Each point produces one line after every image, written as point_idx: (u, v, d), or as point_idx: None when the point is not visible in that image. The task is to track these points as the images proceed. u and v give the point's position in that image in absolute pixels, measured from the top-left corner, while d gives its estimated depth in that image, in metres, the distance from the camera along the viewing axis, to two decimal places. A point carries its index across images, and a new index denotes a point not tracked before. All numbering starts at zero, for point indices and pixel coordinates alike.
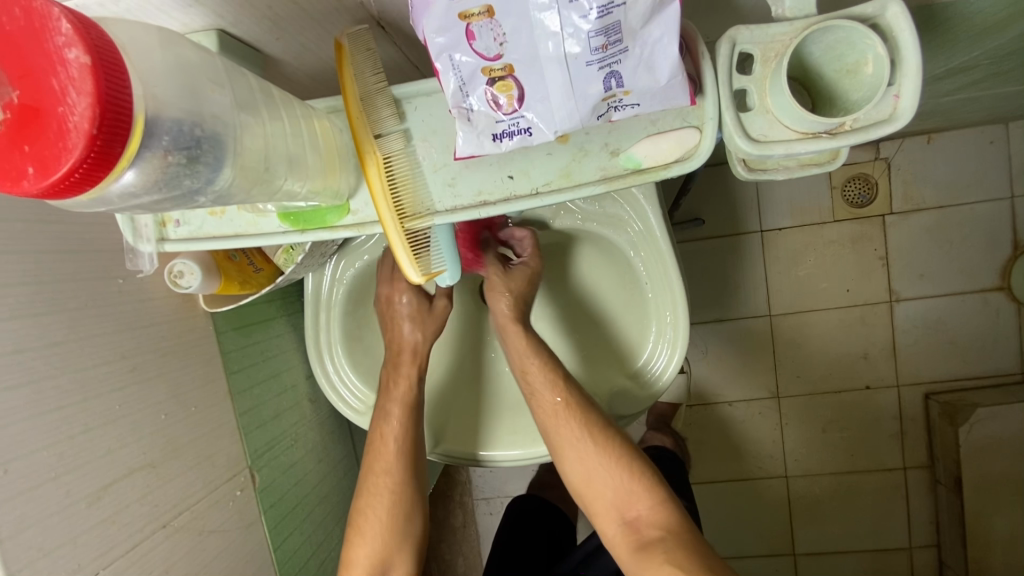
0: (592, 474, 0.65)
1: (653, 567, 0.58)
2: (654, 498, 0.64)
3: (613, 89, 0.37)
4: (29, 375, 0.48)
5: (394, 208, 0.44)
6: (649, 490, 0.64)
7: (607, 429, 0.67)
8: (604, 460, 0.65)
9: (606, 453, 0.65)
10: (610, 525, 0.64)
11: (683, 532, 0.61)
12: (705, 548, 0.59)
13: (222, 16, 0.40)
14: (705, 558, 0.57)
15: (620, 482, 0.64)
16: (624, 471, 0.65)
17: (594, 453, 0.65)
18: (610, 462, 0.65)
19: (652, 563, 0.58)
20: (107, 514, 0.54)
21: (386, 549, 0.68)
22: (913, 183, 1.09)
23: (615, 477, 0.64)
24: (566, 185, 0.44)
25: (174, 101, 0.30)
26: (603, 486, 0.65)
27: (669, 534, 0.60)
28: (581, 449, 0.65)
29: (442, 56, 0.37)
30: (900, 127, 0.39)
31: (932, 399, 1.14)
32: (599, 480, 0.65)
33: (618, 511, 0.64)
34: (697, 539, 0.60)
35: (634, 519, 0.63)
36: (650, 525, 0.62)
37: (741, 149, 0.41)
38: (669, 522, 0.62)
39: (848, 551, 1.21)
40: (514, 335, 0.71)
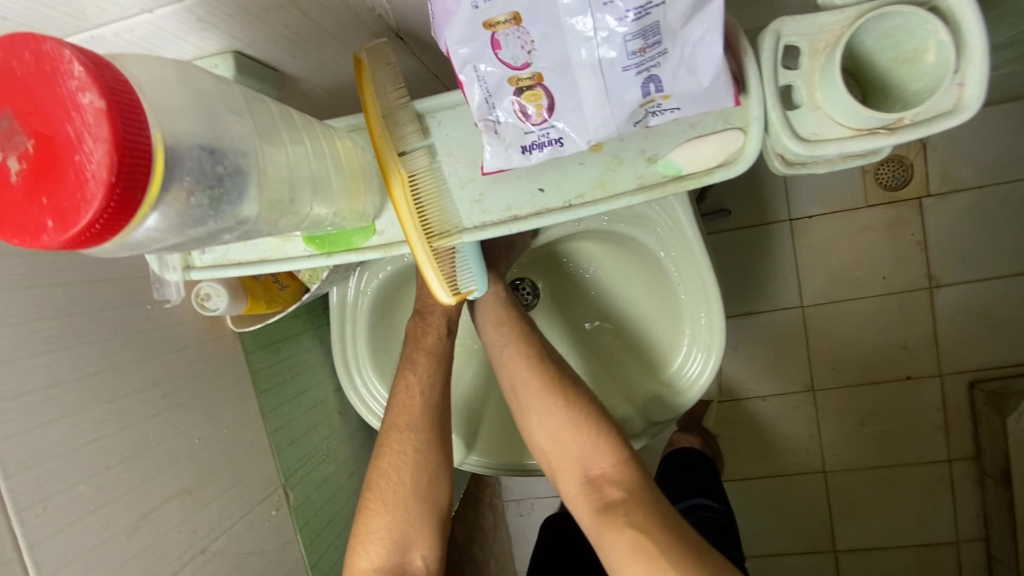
0: (557, 434, 0.65)
1: (611, 527, 0.57)
2: (619, 458, 0.63)
3: (652, 95, 0.35)
4: (66, 409, 0.48)
5: (421, 227, 0.42)
6: (614, 451, 0.63)
7: (571, 389, 0.66)
8: (571, 420, 0.64)
9: (571, 412, 0.65)
10: (571, 484, 0.64)
11: (646, 493, 0.60)
12: (666, 511, 0.58)
13: (237, 37, 0.39)
14: (662, 520, 0.56)
15: (585, 440, 0.64)
16: (590, 431, 0.64)
17: (561, 412, 0.65)
18: (576, 421, 0.64)
19: (611, 521, 0.58)
20: (147, 544, 0.54)
21: (399, 538, 0.66)
22: (951, 162, 1.03)
23: (581, 436, 0.64)
24: (602, 196, 0.41)
25: (196, 138, 0.29)
26: (568, 445, 0.64)
27: (630, 493, 0.59)
28: (547, 409, 0.65)
29: (466, 68, 0.35)
30: (967, 119, 0.36)
31: (977, 387, 1.08)
32: (564, 440, 0.64)
33: (581, 469, 0.63)
34: (658, 500, 0.59)
35: (597, 479, 0.62)
36: (613, 484, 0.61)
37: (790, 150, 0.39)
38: (632, 482, 0.61)
39: (892, 547, 1.16)
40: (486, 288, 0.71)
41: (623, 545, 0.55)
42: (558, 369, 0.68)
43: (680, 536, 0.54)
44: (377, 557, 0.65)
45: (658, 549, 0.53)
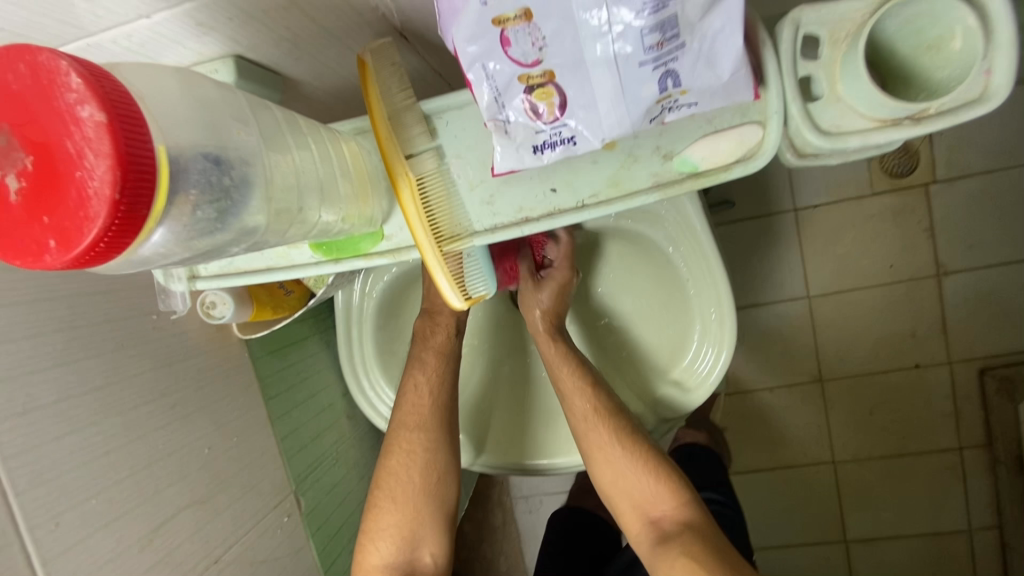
0: (617, 471, 0.64)
1: (670, 564, 0.56)
2: (680, 499, 0.62)
3: (669, 90, 0.33)
4: (75, 423, 0.48)
5: (431, 232, 0.41)
6: (675, 491, 0.62)
7: (632, 427, 0.66)
8: (631, 463, 0.64)
9: (631, 450, 0.64)
10: (633, 522, 0.63)
11: (709, 533, 0.58)
12: (729, 551, 0.57)
13: (238, 40, 0.38)
14: (725, 558, 0.55)
15: (645, 480, 0.63)
16: (650, 471, 0.63)
17: (622, 451, 0.64)
18: (636, 459, 0.64)
19: (669, 558, 0.57)
20: (161, 556, 0.53)
21: (410, 536, 0.66)
22: (958, 148, 1.02)
23: (642, 476, 0.63)
24: (616, 195, 0.40)
25: (200, 148, 0.27)
26: (628, 483, 0.64)
27: (692, 531, 0.58)
28: (608, 448, 0.65)
29: (475, 67, 0.34)
30: (994, 107, 0.34)
31: (987, 374, 1.07)
32: (625, 478, 0.64)
33: (641, 508, 0.63)
34: (721, 540, 0.58)
35: (659, 518, 0.62)
36: (674, 524, 0.60)
37: (810, 143, 0.38)
38: (694, 522, 0.60)
39: (903, 537, 1.15)
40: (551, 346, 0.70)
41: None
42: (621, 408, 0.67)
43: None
44: (387, 554, 0.65)
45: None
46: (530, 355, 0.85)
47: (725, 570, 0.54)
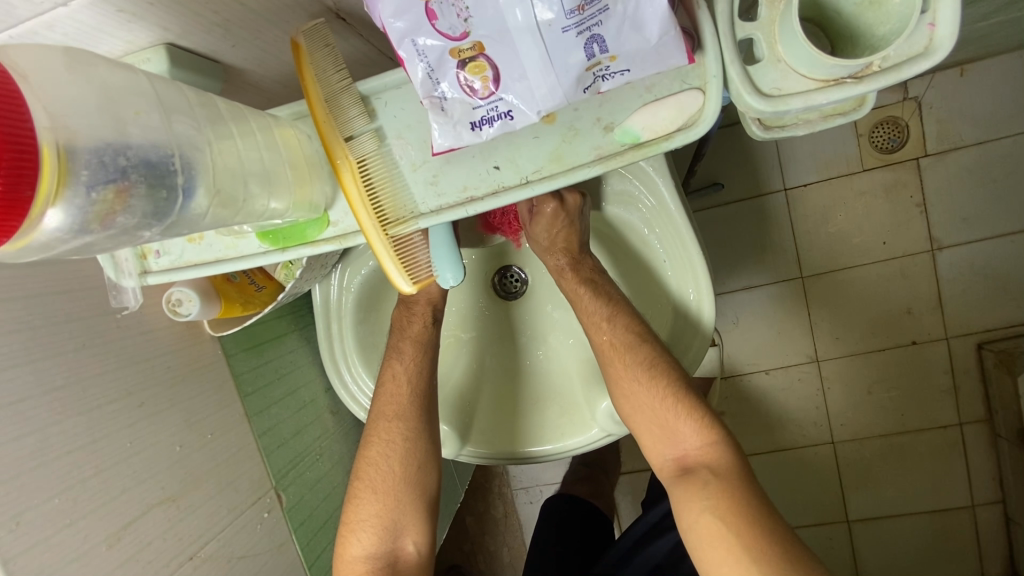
0: (642, 407, 0.63)
1: (691, 505, 0.57)
2: (706, 436, 0.60)
3: (597, 56, 0.33)
4: (35, 423, 0.47)
5: (374, 215, 0.40)
6: (700, 430, 0.61)
7: (660, 356, 0.63)
8: (655, 400, 0.62)
9: (657, 384, 0.62)
10: (658, 455, 0.63)
11: (735, 474, 0.57)
12: (753, 493, 0.56)
13: (167, 27, 0.37)
14: (746, 504, 0.54)
15: (671, 414, 0.62)
16: (676, 406, 0.62)
17: (648, 386, 0.62)
18: (663, 394, 0.62)
19: (690, 497, 0.57)
20: (130, 554, 0.53)
21: (391, 521, 0.65)
22: (948, 120, 1.00)
23: (668, 412, 0.62)
24: (559, 170, 0.39)
25: (88, 128, 0.27)
26: (655, 419, 0.63)
27: (716, 472, 0.57)
28: (633, 382, 0.63)
29: (404, 43, 0.33)
30: (939, 60, 0.33)
31: (986, 348, 1.06)
32: (650, 415, 0.63)
33: (668, 443, 0.62)
34: (745, 480, 0.56)
35: (683, 455, 0.61)
36: (698, 463, 0.59)
37: (753, 108, 0.37)
38: (720, 461, 0.58)
39: (905, 515, 1.14)
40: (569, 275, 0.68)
41: (702, 525, 0.55)
42: (646, 333, 0.65)
43: (763, 524, 0.53)
44: (368, 544, 0.64)
45: (739, 541, 0.52)
46: (516, 344, 0.85)
47: (745, 518, 0.53)
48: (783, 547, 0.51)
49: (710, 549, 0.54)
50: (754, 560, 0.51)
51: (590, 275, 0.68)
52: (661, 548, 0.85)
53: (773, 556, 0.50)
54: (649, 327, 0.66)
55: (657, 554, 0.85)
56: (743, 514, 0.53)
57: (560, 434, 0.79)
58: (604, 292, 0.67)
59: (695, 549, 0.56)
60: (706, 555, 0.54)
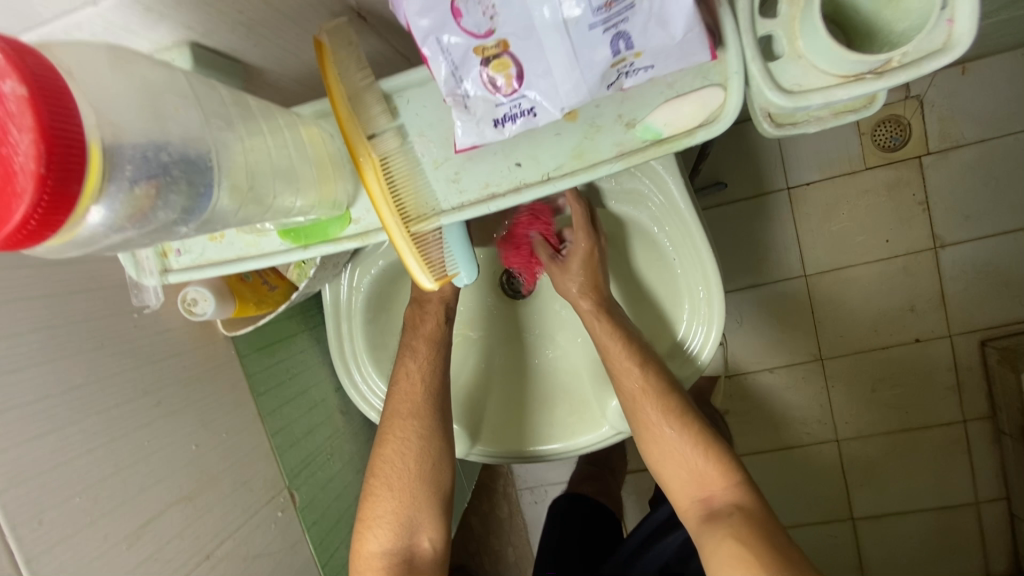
0: (672, 453, 0.64)
1: (716, 542, 0.57)
2: (733, 482, 0.61)
3: (622, 53, 0.33)
4: (55, 422, 0.47)
5: (397, 212, 0.41)
6: (725, 472, 0.62)
7: (691, 407, 0.65)
8: (684, 443, 0.64)
9: (688, 432, 0.64)
10: (684, 501, 0.64)
11: (761, 516, 0.58)
12: (780, 534, 0.56)
13: (191, 27, 0.38)
14: (774, 543, 0.54)
15: (700, 462, 0.63)
16: (705, 453, 0.63)
17: (679, 433, 0.64)
18: (692, 441, 0.64)
19: (716, 535, 0.57)
20: (148, 552, 0.53)
21: (407, 519, 0.65)
22: (949, 118, 1.01)
23: (697, 457, 0.63)
24: (580, 167, 0.40)
25: (131, 123, 0.28)
26: (684, 464, 0.63)
27: (743, 513, 0.58)
28: (663, 427, 0.64)
29: (429, 41, 0.34)
30: (959, 56, 0.33)
31: (988, 345, 1.06)
32: (678, 458, 0.64)
33: (695, 488, 0.63)
34: (771, 523, 0.57)
35: (710, 497, 0.61)
36: (725, 504, 0.60)
37: (774, 103, 0.37)
38: (746, 503, 0.59)
39: (910, 511, 1.15)
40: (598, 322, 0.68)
41: (723, 553, 0.55)
42: (676, 384, 0.66)
43: (791, 562, 0.53)
44: (385, 540, 0.64)
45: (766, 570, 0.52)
46: (524, 343, 0.85)
47: (773, 553, 0.53)
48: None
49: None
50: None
51: (618, 320, 0.68)
52: (668, 547, 0.84)
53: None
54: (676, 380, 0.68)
55: (664, 553, 0.84)
56: (771, 549, 0.54)
57: (569, 432, 0.79)
58: (633, 336, 0.68)
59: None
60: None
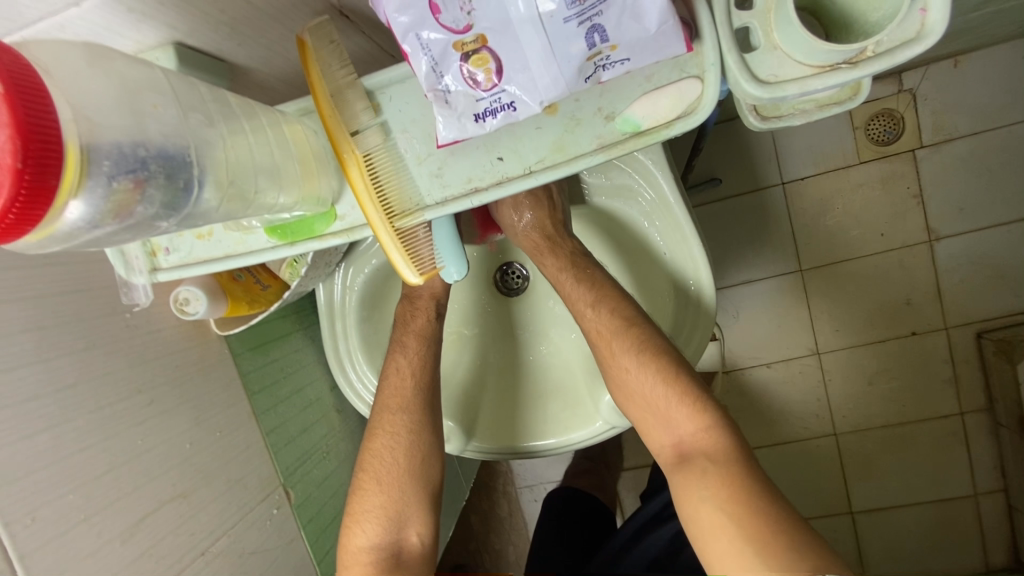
0: (635, 392, 0.62)
1: (689, 492, 0.55)
2: (702, 420, 0.58)
3: (598, 46, 0.34)
4: (48, 421, 0.48)
5: (381, 207, 0.41)
6: (695, 413, 0.59)
7: (650, 338, 0.63)
8: (649, 385, 0.61)
9: (648, 367, 0.61)
10: (656, 441, 0.62)
11: (733, 460, 0.55)
12: (754, 477, 0.53)
13: (175, 27, 0.38)
14: (747, 494, 0.51)
15: (664, 398, 0.60)
16: (668, 390, 0.60)
17: (639, 369, 0.62)
18: (654, 378, 0.61)
19: (689, 486, 0.55)
20: (143, 549, 0.54)
21: (395, 510, 0.65)
22: (943, 111, 1.01)
23: (659, 396, 0.61)
24: (562, 160, 0.40)
25: (107, 120, 0.28)
26: (648, 405, 0.62)
27: (713, 458, 0.55)
28: (622, 365, 0.63)
29: (409, 37, 0.34)
30: (931, 45, 0.34)
31: (985, 337, 1.06)
32: (642, 401, 0.62)
33: (664, 428, 0.60)
34: (744, 469, 0.54)
35: (680, 441, 0.59)
36: (695, 448, 0.57)
37: (750, 94, 0.37)
38: (716, 446, 0.56)
39: (909, 505, 1.14)
40: (552, 260, 0.69)
41: (701, 515, 0.53)
42: (636, 317, 0.65)
43: (761, 511, 0.50)
44: (372, 535, 0.63)
45: (738, 529, 0.50)
46: (518, 339, 0.86)
47: (744, 506, 0.51)
48: (792, 536, 0.48)
49: (709, 538, 0.52)
50: (755, 552, 0.48)
51: (570, 257, 0.69)
52: (660, 539, 0.85)
53: (776, 548, 0.47)
54: (638, 308, 0.66)
55: (654, 547, 0.85)
56: (742, 499, 0.51)
57: (564, 428, 0.79)
58: (587, 274, 0.68)
59: (694, 538, 0.54)
60: (706, 543, 0.52)
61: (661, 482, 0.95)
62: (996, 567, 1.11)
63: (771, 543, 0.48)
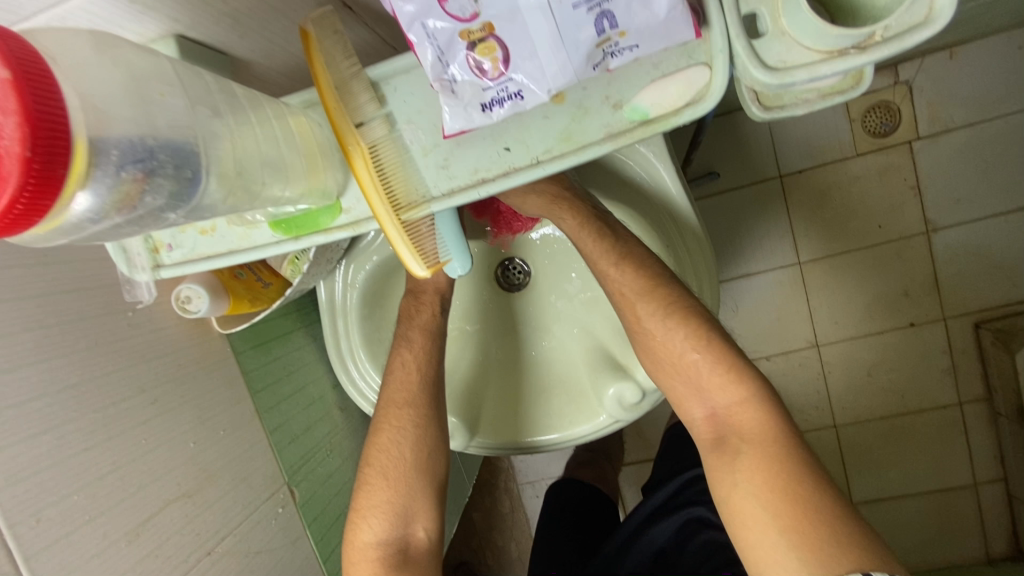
0: (664, 360, 0.62)
1: (723, 473, 0.56)
2: (737, 392, 0.58)
3: (607, 32, 0.33)
4: (51, 421, 0.47)
5: (388, 200, 0.41)
6: (731, 384, 0.58)
7: (679, 302, 0.62)
8: (679, 351, 0.60)
9: (678, 333, 0.61)
10: (688, 413, 0.61)
11: (769, 437, 0.55)
12: (791, 457, 0.53)
13: (177, 19, 0.38)
14: (786, 474, 0.52)
15: (696, 367, 0.60)
16: (701, 358, 0.59)
17: (665, 335, 0.61)
18: (683, 346, 0.60)
19: (722, 466, 0.56)
20: (149, 550, 0.53)
21: (403, 502, 0.65)
22: (940, 102, 1.01)
23: (690, 364, 0.60)
24: (569, 150, 0.40)
25: (114, 111, 0.28)
26: (678, 374, 0.61)
27: (747, 438, 0.55)
28: (649, 330, 0.62)
29: (415, 26, 0.34)
30: (940, 29, 0.34)
31: (983, 328, 1.07)
32: (673, 370, 0.61)
33: (696, 400, 0.60)
34: (782, 446, 0.54)
35: (714, 413, 0.59)
36: (730, 424, 0.57)
37: (758, 81, 0.37)
38: (750, 421, 0.56)
39: (910, 496, 1.14)
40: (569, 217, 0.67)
41: (733, 492, 0.54)
42: (661, 278, 0.64)
43: (802, 497, 0.50)
44: (380, 530, 0.63)
45: (776, 522, 0.50)
46: (520, 334, 0.85)
47: (782, 493, 0.51)
48: (840, 526, 0.49)
49: (740, 523, 0.53)
50: (791, 544, 0.49)
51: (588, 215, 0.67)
52: (664, 531, 0.84)
53: (816, 539, 0.48)
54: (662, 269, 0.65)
55: (660, 537, 0.84)
56: (780, 489, 0.51)
57: (567, 423, 0.79)
58: (609, 232, 0.66)
59: (725, 516, 0.55)
60: (737, 523, 0.54)
61: (665, 474, 0.96)
62: (996, 556, 1.12)
63: (812, 534, 0.48)
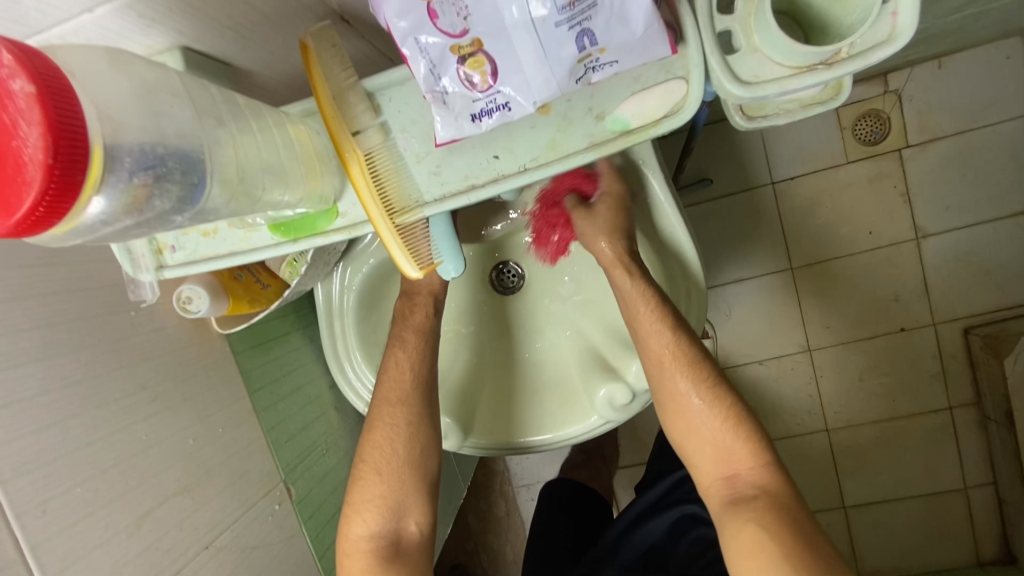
0: (692, 421, 0.62)
1: (741, 533, 0.56)
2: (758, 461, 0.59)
3: (587, 49, 0.35)
4: (57, 415, 0.49)
5: (382, 205, 0.43)
6: (754, 452, 0.60)
7: (707, 368, 0.64)
8: (709, 415, 0.61)
9: (709, 399, 0.62)
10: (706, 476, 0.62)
11: (787, 504, 0.56)
12: (806, 523, 0.54)
13: (183, 32, 0.40)
14: (802, 537, 0.53)
15: (721, 433, 0.61)
16: (728, 424, 0.61)
17: (697, 399, 0.62)
18: (713, 412, 0.61)
19: (741, 527, 0.56)
20: (149, 543, 0.55)
21: (396, 496, 0.66)
22: (928, 111, 1.04)
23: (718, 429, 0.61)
24: (554, 158, 0.42)
25: (128, 121, 0.30)
26: (704, 437, 0.62)
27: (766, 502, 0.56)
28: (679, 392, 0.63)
29: (408, 41, 0.36)
30: (902, 46, 0.36)
31: (972, 333, 1.09)
32: (699, 432, 0.62)
33: (718, 466, 0.61)
34: (799, 514, 0.55)
35: (734, 478, 0.60)
36: (750, 490, 0.58)
37: (732, 95, 0.39)
38: (770, 489, 0.57)
39: (900, 499, 1.16)
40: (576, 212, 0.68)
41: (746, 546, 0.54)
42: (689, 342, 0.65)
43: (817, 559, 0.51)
44: (372, 524, 0.65)
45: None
46: (514, 337, 0.87)
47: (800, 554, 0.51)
48: None
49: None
50: None
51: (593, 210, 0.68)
52: (656, 528, 0.86)
53: None
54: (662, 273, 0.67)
55: (652, 534, 0.86)
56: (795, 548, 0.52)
57: (560, 424, 0.81)
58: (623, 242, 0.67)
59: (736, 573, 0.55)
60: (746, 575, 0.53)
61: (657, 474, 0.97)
62: (986, 559, 1.13)
63: None
